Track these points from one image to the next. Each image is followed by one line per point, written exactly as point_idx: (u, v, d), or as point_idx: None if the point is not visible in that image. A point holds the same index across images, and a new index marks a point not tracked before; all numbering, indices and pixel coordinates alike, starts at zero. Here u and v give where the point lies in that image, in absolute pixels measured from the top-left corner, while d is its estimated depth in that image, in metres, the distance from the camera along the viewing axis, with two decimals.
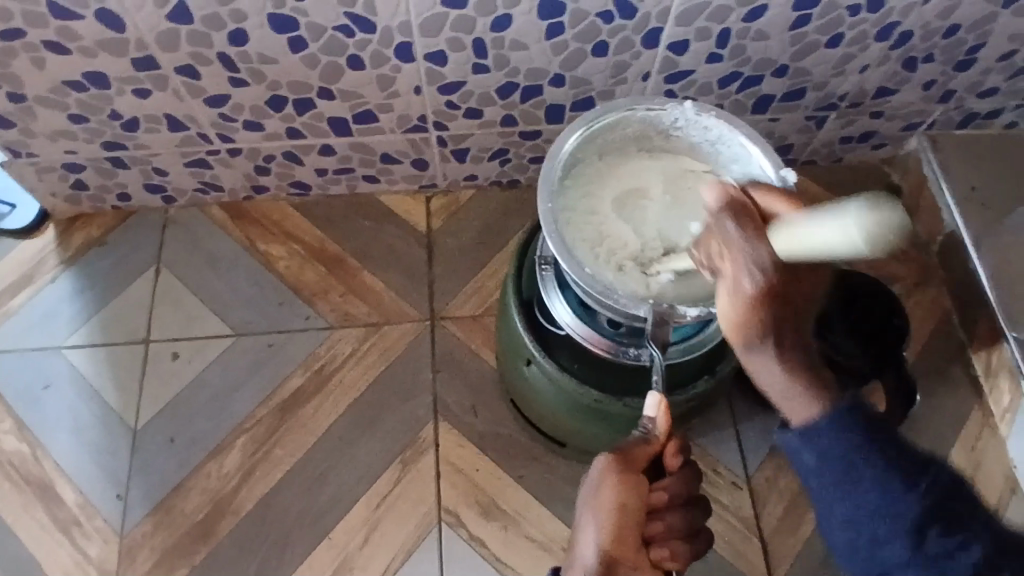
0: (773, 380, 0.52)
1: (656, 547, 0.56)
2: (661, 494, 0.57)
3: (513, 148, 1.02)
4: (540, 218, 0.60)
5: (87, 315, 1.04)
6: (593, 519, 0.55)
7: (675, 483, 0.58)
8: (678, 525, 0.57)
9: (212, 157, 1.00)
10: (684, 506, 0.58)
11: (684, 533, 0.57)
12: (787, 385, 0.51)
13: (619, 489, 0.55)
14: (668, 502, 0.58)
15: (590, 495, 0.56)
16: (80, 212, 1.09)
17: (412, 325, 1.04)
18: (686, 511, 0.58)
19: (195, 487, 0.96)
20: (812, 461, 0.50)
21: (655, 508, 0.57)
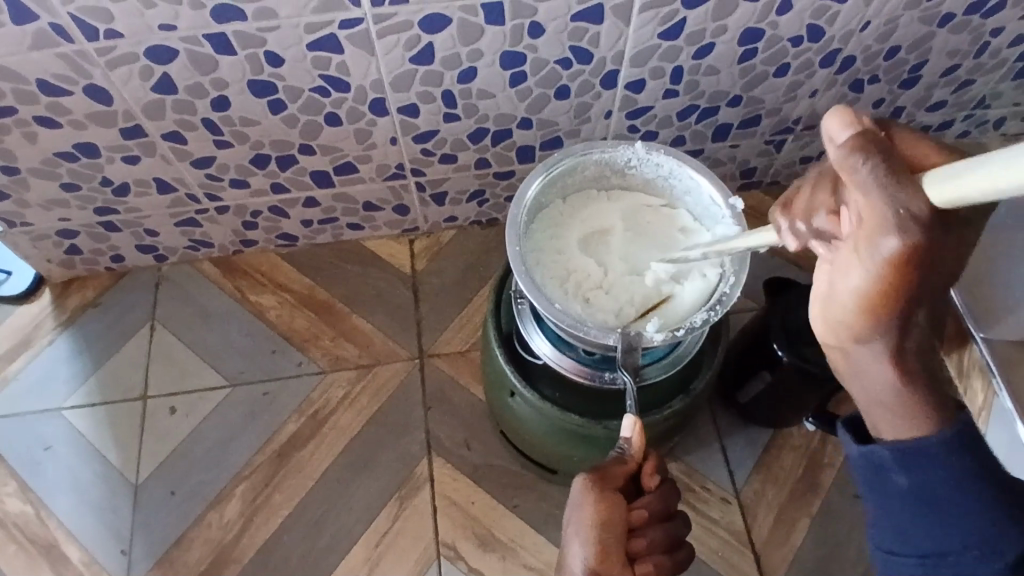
0: (883, 390, 0.50)
1: (641, 563, 0.58)
2: (643, 511, 0.60)
3: (489, 189, 1.07)
4: (509, 262, 0.64)
5: (85, 375, 1.06)
6: (579, 540, 0.58)
7: (654, 500, 0.61)
8: (659, 540, 0.60)
9: (200, 216, 1.04)
10: (664, 521, 0.61)
11: (664, 546, 0.60)
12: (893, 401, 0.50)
13: (600, 507, 0.58)
14: (648, 518, 0.60)
15: (573, 515, 0.59)
16: (74, 275, 1.12)
17: (402, 364, 1.07)
18: (666, 525, 0.61)
19: (198, 538, 0.98)
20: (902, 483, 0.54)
21: (637, 525, 0.60)
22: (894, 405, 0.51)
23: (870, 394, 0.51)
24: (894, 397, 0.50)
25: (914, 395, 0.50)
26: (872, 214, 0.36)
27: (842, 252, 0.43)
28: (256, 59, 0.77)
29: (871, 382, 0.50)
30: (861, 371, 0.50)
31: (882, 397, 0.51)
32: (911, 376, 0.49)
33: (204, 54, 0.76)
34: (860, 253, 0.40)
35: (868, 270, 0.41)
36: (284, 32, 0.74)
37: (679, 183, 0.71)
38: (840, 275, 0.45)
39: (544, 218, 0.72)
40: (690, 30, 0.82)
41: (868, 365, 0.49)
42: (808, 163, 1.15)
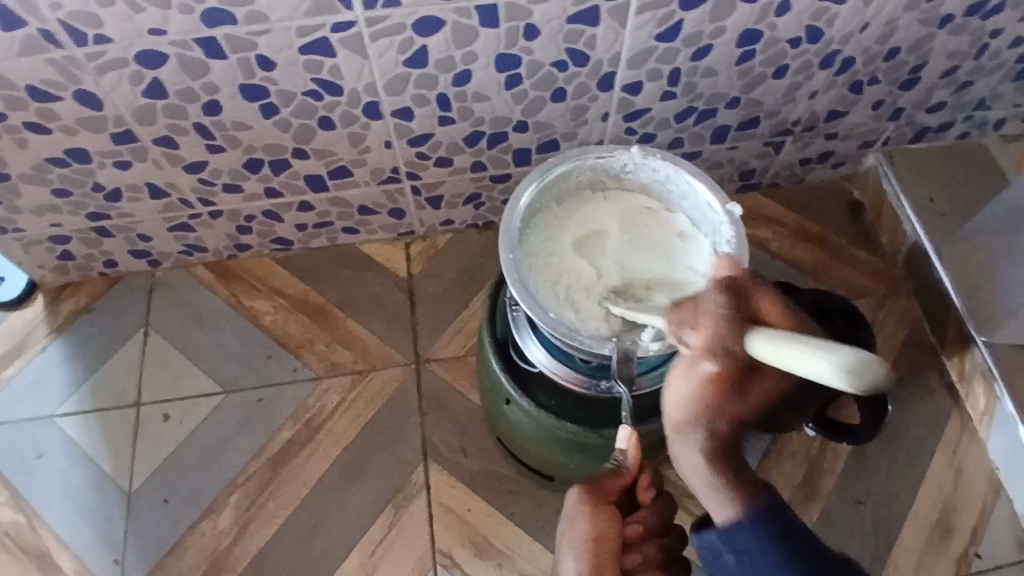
0: (699, 481, 0.54)
1: None
2: (637, 526, 0.59)
3: (485, 193, 1.06)
4: (503, 269, 0.63)
5: (78, 381, 1.05)
6: (572, 553, 0.56)
7: (650, 515, 0.60)
8: (654, 556, 0.58)
9: (194, 221, 1.03)
10: (660, 537, 0.60)
11: (660, 563, 0.59)
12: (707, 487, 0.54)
13: (593, 520, 0.57)
14: (643, 534, 0.59)
15: (567, 529, 0.58)
16: (67, 280, 1.11)
17: (398, 370, 1.06)
18: (661, 542, 0.60)
19: (192, 546, 0.97)
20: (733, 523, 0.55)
21: (632, 541, 0.59)
22: (711, 497, 0.54)
23: (693, 480, 0.54)
24: (710, 489, 0.54)
25: (727, 485, 0.53)
26: (704, 332, 0.49)
27: (677, 364, 0.52)
28: (247, 63, 0.76)
29: (688, 470, 0.54)
30: (680, 459, 0.55)
31: (702, 485, 0.54)
32: (724, 471, 0.53)
33: (195, 58, 0.75)
34: (691, 361, 0.50)
35: (698, 377, 0.50)
36: (275, 36, 0.73)
37: (675, 188, 0.70)
38: (684, 375, 0.51)
39: (538, 221, 0.70)
40: (687, 32, 0.81)
41: (687, 457, 0.54)
42: (808, 165, 1.14)
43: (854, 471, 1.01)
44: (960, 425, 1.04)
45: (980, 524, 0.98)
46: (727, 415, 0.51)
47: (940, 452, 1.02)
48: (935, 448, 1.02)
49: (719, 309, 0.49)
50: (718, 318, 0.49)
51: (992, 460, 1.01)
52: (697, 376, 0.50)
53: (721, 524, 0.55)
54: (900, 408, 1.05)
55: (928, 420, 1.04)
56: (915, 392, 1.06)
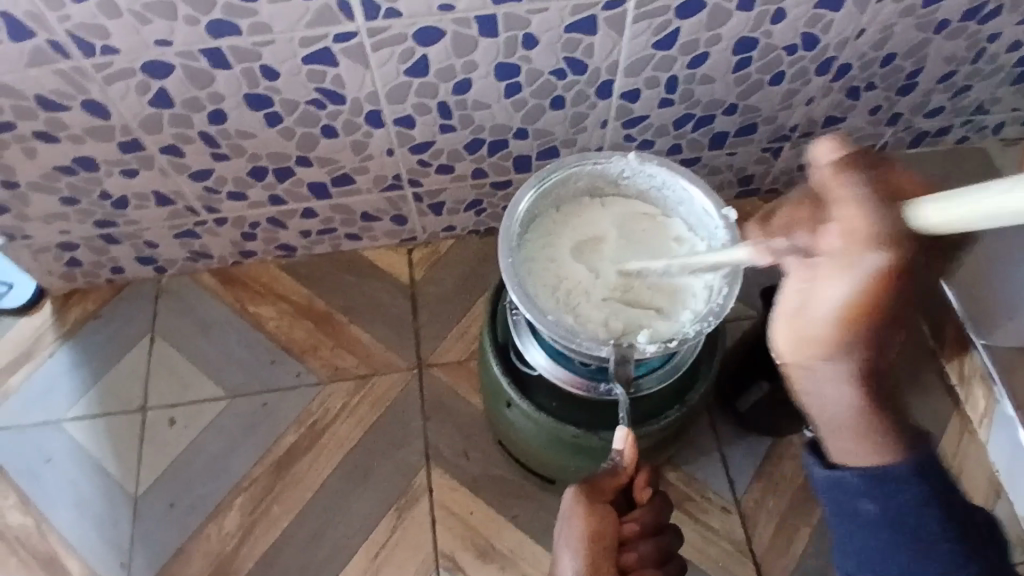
0: (839, 412, 0.56)
1: None
2: (633, 525, 0.60)
3: (487, 199, 1.07)
4: (502, 274, 0.64)
5: (85, 387, 1.07)
6: (568, 551, 0.57)
7: (645, 513, 0.61)
8: (649, 553, 0.59)
9: (199, 228, 1.05)
10: (655, 535, 0.61)
11: (655, 560, 0.60)
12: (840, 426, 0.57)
13: (589, 520, 0.58)
14: (639, 531, 0.60)
15: (563, 528, 0.59)
16: (74, 287, 1.13)
17: (401, 375, 1.07)
18: (657, 540, 0.60)
19: (197, 550, 0.98)
20: (874, 510, 0.57)
21: (627, 539, 0.60)
22: (850, 427, 0.56)
23: (831, 415, 0.56)
24: (854, 419, 0.55)
25: (875, 422, 0.55)
26: (860, 219, 0.43)
27: (811, 269, 0.49)
28: (251, 73, 0.78)
29: (829, 400, 0.55)
30: (819, 390, 0.55)
31: (840, 415, 0.56)
32: (872, 399, 0.54)
33: (200, 68, 0.76)
34: (840, 267, 0.46)
35: (848, 284, 0.46)
36: (279, 46, 0.75)
37: (672, 194, 0.71)
38: (817, 287, 0.49)
39: (537, 228, 0.72)
40: (683, 40, 0.82)
41: (828, 389, 0.54)
42: (806, 170, 1.15)
43: None
44: (960, 427, 1.04)
45: None
46: (863, 347, 0.51)
47: None
48: None
49: (860, 194, 0.44)
50: (868, 204, 0.43)
51: (991, 462, 1.02)
52: (857, 272, 0.45)
53: (869, 469, 0.57)
54: None
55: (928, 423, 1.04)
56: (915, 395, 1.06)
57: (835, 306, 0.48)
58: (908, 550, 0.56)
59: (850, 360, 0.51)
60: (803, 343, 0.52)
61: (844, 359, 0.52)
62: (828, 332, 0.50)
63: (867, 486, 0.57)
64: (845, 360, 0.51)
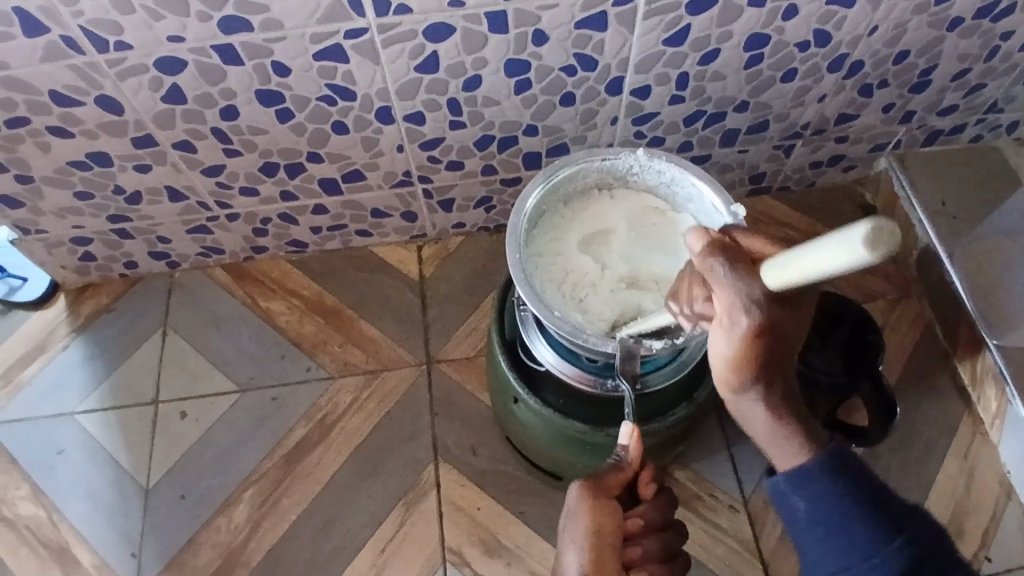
0: (763, 428, 0.53)
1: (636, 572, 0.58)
2: (637, 520, 0.60)
3: (496, 196, 1.07)
4: (510, 269, 0.64)
5: (98, 380, 1.08)
6: (573, 546, 0.57)
7: (649, 509, 0.61)
8: (654, 549, 0.59)
9: (212, 223, 1.05)
10: (659, 531, 0.61)
11: (660, 556, 0.59)
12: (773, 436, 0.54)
13: (595, 514, 0.58)
14: (643, 528, 0.60)
15: (568, 525, 0.59)
16: (88, 281, 1.14)
17: (410, 371, 1.08)
18: (662, 536, 0.60)
19: (206, 542, 0.99)
20: (801, 505, 0.54)
21: (632, 535, 0.60)
22: (777, 444, 0.54)
23: (756, 434, 0.55)
24: (774, 435, 0.53)
25: (793, 429, 0.53)
26: (725, 300, 0.45)
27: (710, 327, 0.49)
28: (263, 69, 0.78)
29: (751, 423, 0.54)
30: (743, 417, 0.54)
31: (763, 436, 0.54)
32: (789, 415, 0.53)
33: (212, 64, 0.77)
34: (722, 328, 0.46)
35: (733, 342, 0.46)
36: (291, 42, 0.75)
37: (681, 190, 0.71)
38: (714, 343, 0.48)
39: (545, 223, 0.72)
40: (695, 36, 0.82)
41: (754, 416, 0.53)
42: (818, 168, 1.14)
43: None
44: (972, 429, 1.03)
45: (992, 529, 0.98)
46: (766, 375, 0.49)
47: (951, 457, 1.02)
48: (947, 451, 1.02)
49: (725, 272, 0.45)
50: (735, 283, 0.44)
51: (1003, 464, 1.01)
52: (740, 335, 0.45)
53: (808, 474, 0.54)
54: (911, 410, 1.05)
55: (939, 424, 1.03)
56: (926, 396, 1.06)
57: (734, 354, 0.47)
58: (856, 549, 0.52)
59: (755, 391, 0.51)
60: (719, 382, 0.50)
61: (758, 385, 0.50)
62: (732, 374, 0.49)
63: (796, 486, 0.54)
64: (750, 392, 0.51)
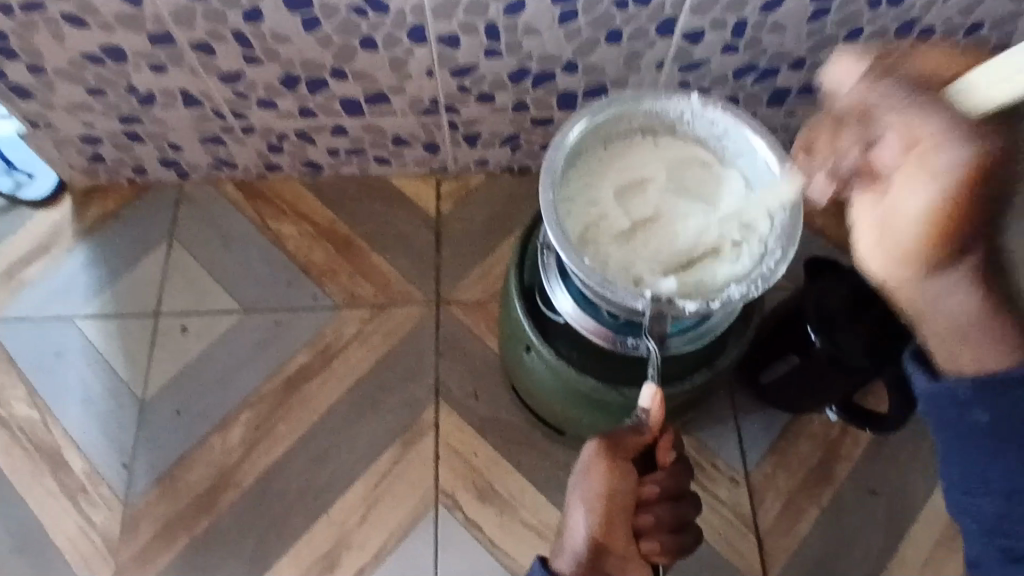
0: (954, 310, 0.46)
1: (645, 540, 0.56)
2: (652, 487, 0.57)
3: (524, 135, 1.02)
4: (541, 209, 0.60)
5: (100, 286, 1.06)
6: (583, 507, 0.56)
7: (667, 477, 0.57)
8: (667, 518, 0.57)
9: (225, 134, 1.01)
10: (676, 501, 0.57)
11: (674, 526, 0.57)
12: (968, 319, 0.45)
13: (607, 476, 0.56)
14: (658, 495, 0.57)
15: (580, 480, 0.58)
16: (96, 184, 1.11)
17: (417, 309, 1.04)
18: (677, 506, 0.57)
19: (199, 459, 0.97)
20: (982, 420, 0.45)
21: (645, 501, 0.57)
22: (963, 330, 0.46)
23: (949, 315, 0.46)
24: (980, 325, 0.45)
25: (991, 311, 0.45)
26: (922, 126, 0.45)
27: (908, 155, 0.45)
28: None
29: (951, 302, 0.46)
30: (935, 297, 0.46)
31: (958, 320, 0.46)
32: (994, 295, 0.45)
33: None
34: (919, 164, 0.45)
35: (934, 194, 0.44)
36: None
37: (733, 144, 0.66)
38: (894, 201, 0.47)
39: (582, 165, 0.68)
40: None
41: (950, 301, 0.46)
42: None
43: (874, 460, 0.95)
44: None
45: None
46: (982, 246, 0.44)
47: None
48: None
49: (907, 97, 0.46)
50: (921, 109, 0.45)
51: None
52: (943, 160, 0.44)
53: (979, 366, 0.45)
54: None
55: None
56: None
57: (921, 207, 0.45)
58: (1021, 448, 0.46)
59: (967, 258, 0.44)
60: (890, 260, 0.48)
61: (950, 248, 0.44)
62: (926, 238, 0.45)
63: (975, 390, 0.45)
64: (959, 260, 0.45)
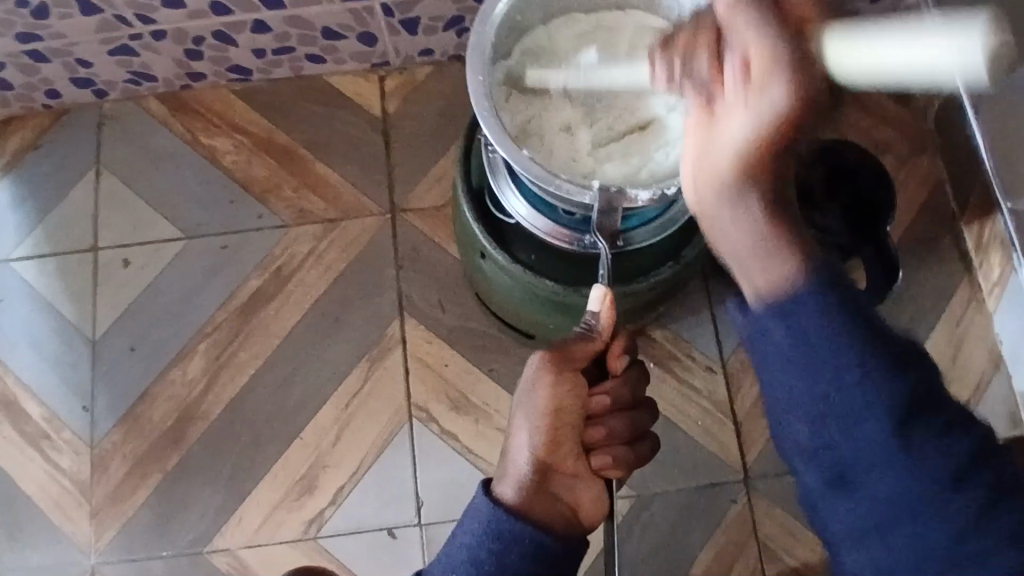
0: (739, 240, 0.47)
1: (597, 454, 0.54)
2: (602, 399, 0.54)
3: (468, 16, 0.92)
4: (472, 96, 0.53)
5: (31, 224, 0.98)
6: (527, 427, 0.53)
7: (618, 387, 0.54)
8: (619, 429, 0.54)
9: (136, 43, 0.90)
10: (629, 411, 0.55)
11: (625, 438, 0.54)
12: (752, 247, 0.46)
13: (553, 390, 0.53)
14: (609, 406, 0.54)
15: (524, 397, 0.54)
16: (8, 113, 1.00)
17: (372, 220, 0.98)
18: (629, 416, 0.54)
19: (161, 395, 0.94)
20: (805, 440, 0.48)
21: (596, 413, 0.54)
22: (753, 252, 0.46)
23: (733, 243, 0.47)
24: (755, 254, 0.46)
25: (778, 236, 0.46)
26: (764, 54, 0.42)
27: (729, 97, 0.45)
28: None
29: (728, 239, 0.47)
30: (720, 229, 0.47)
31: (742, 252, 0.47)
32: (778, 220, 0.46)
33: None
34: (750, 96, 0.43)
35: (756, 119, 0.43)
36: None
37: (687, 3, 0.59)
38: (720, 136, 0.45)
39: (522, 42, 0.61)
40: None
41: (738, 229, 0.46)
42: None
43: None
44: (969, 295, 0.93)
45: (983, 386, 0.90)
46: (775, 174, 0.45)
47: (945, 321, 0.92)
48: (942, 316, 0.92)
49: (766, 36, 0.42)
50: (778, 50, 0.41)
51: (997, 333, 0.91)
52: (766, 107, 0.42)
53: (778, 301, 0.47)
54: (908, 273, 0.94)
55: (934, 294, 0.93)
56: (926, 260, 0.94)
57: (744, 141, 0.44)
58: (901, 462, 0.45)
59: (768, 182, 0.45)
60: (701, 180, 0.46)
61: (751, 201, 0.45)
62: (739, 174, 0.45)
63: (824, 493, 0.49)
64: (763, 183, 0.45)
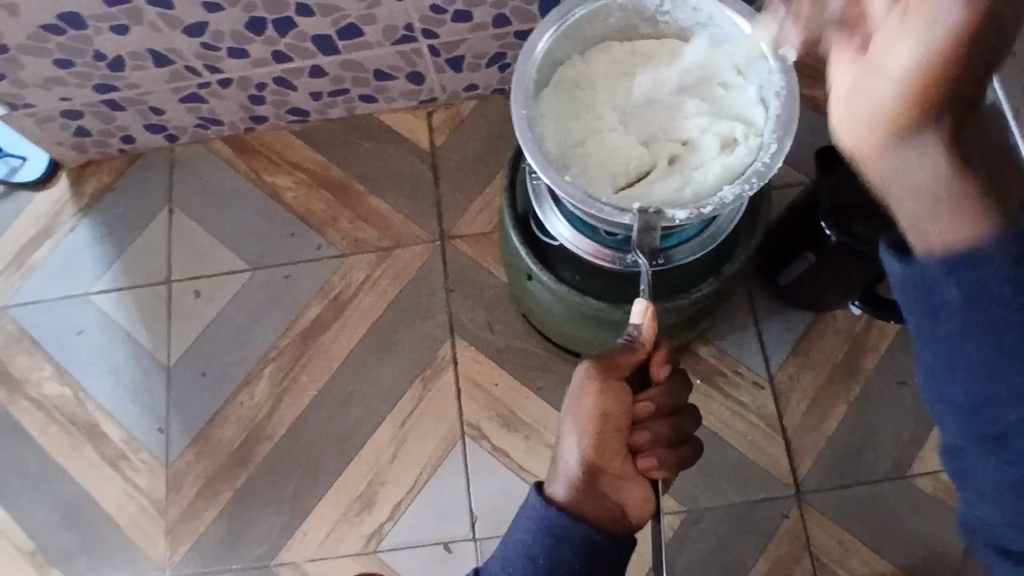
0: (917, 198, 0.40)
1: (643, 456, 0.56)
2: (647, 405, 0.57)
3: (509, 52, 0.97)
4: (517, 124, 0.57)
5: (109, 261, 1.06)
6: (576, 431, 0.56)
7: (661, 393, 0.57)
8: (663, 431, 0.57)
9: (203, 90, 0.98)
10: (671, 415, 0.58)
11: (670, 441, 0.57)
12: (934, 200, 0.39)
13: (600, 395, 0.55)
14: (653, 411, 0.57)
15: (572, 405, 0.57)
16: (89, 159, 1.09)
17: (423, 247, 1.03)
18: (672, 420, 0.58)
19: (230, 416, 0.99)
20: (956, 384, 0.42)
21: (641, 418, 0.57)
22: (948, 199, 0.38)
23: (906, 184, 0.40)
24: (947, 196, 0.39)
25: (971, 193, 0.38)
26: None
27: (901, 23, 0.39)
28: None
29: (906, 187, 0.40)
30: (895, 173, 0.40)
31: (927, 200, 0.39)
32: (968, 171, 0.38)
33: None
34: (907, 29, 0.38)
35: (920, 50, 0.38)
36: None
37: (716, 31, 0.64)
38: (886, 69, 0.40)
39: (562, 75, 0.66)
40: None
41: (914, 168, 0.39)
42: None
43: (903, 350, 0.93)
44: None
45: None
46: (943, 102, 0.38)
47: None
48: None
49: None
50: None
51: None
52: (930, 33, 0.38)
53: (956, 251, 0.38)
54: None
55: None
56: None
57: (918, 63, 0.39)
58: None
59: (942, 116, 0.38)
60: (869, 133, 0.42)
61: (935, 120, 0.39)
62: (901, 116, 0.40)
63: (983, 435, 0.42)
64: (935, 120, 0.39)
